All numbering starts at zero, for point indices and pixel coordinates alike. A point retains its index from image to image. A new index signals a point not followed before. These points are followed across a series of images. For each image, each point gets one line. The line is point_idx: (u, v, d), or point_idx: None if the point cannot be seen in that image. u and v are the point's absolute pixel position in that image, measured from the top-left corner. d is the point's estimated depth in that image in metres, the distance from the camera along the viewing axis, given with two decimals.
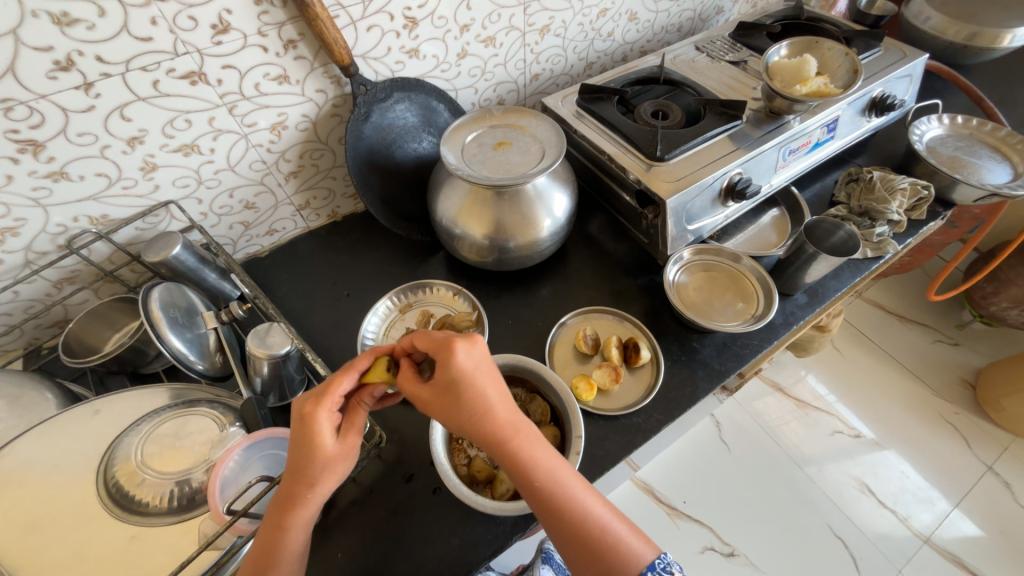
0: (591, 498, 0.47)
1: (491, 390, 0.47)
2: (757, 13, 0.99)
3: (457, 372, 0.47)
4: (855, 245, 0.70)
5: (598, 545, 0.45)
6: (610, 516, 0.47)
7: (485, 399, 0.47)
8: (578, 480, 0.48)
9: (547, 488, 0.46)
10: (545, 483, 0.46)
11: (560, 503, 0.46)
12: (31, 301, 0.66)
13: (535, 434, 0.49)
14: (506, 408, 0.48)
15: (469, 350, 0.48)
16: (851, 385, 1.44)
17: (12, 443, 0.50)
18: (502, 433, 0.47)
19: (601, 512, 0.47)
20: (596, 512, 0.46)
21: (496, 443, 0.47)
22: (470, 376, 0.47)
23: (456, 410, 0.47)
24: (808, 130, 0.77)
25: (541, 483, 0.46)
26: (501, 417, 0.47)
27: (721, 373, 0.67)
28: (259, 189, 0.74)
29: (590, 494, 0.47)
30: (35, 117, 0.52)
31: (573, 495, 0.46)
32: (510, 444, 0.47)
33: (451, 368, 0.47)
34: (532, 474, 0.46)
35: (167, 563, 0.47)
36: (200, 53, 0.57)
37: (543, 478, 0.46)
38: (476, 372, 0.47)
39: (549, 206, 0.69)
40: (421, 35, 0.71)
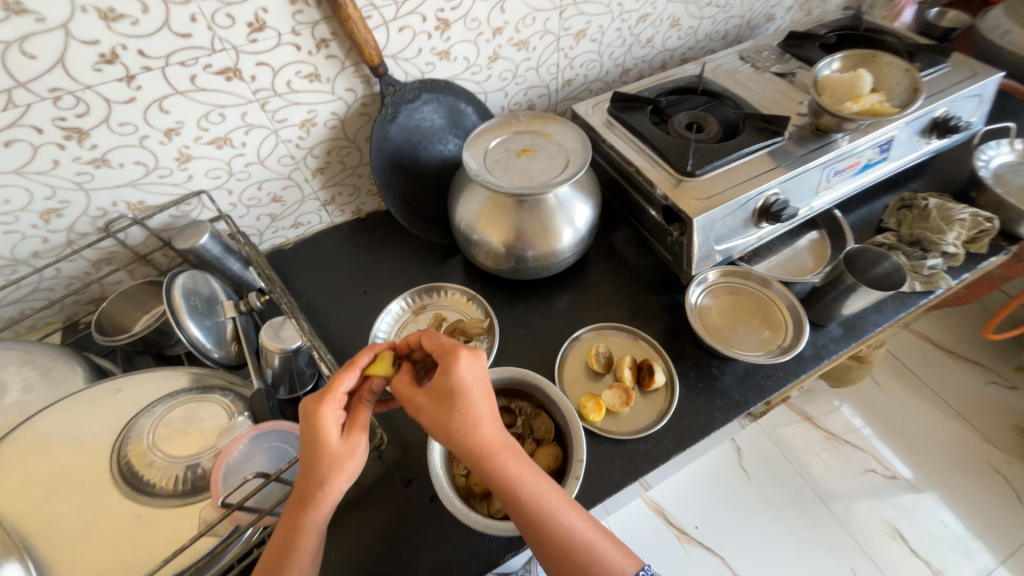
0: (575, 515, 0.46)
1: (483, 401, 0.48)
2: (811, 22, 0.93)
3: (455, 380, 0.47)
4: (902, 279, 0.64)
5: (585, 565, 0.44)
6: (597, 534, 0.46)
7: (476, 409, 0.47)
8: (561, 496, 0.47)
9: (529, 505, 0.45)
10: (529, 499, 0.46)
11: (546, 521, 0.45)
12: (72, 278, 0.70)
13: (521, 451, 0.48)
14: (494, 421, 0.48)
15: (471, 360, 0.49)
16: (890, 422, 1.34)
17: (38, 415, 0.53)
18: (488, 446, 0.47)
19: (585, 529, 0.46)
20: (581, 530, 0.46)
21: (479, 459, 0.46)
22: (466, 385, 0.48)
23: (445, 419, 0.47)
24: (857, 150, 0.71)
25: (525, 499, 0.46)
26: (487, 430, 0.47)
27: (741, 404, 0.64)
28: (287, 183, 0.76)
29: (574, 512, 0.47)
30: (81, 107, 0.55)
31: (556, 512, 0.46)
32: (495, 460, 0.46)
33: (450, 375, 0.48)
34: (516, 492, 0.45)
35: (168, 545, 0.48)
36: (235, 50, 0.58)
37: (527, 494, 0.46)
38: (473, 380, 0.48)
39: (570, 216, 0.67)
40: (453, 38, 0.71)
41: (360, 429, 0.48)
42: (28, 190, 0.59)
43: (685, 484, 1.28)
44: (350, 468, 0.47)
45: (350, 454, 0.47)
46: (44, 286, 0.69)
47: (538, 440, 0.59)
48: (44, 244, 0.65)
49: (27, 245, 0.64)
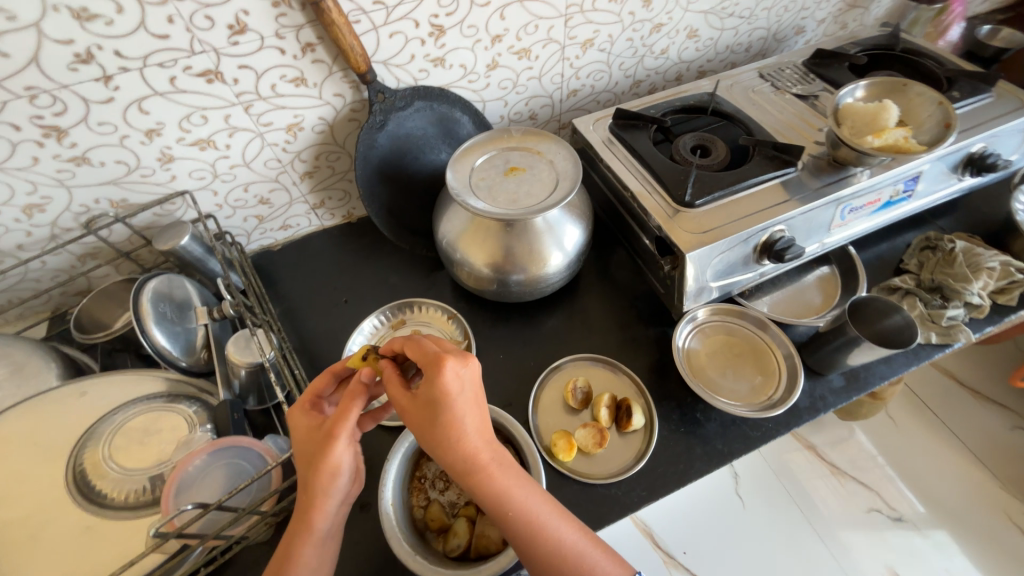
0: (566, 527, 0.44)
1: (470, 411, 0.45)
2: (843, 39, 0.86)
3: (439, 391, 0.44)
4: (911, 336, 0.57)
5: None
6: (589, 545, 0.44)
7: (461, 422, 0.44)
8: (550, 508, 0.45)
9: (517, 519, 0.43)
10: (516, 513, 0.43)
11: (534, 535, 0.43)
12: (58, 271, 0.70)
13: (509, 462, 0.46)
14: (483, 432, 0.46)
15: (457, 369, 0.45)
16: (901, 460, 1.27)
17: (2, 414, 0.54)
18: (472, 460, 0.44)
19: (577, 541, 0.44)
20: (572, 540, 0.44)
21: (463, 473, 0.44)
22: (450, 397, 0.44)
23: (430, 431, 0.45)
24: (876, 187, 0.65)
25: (513, 513, 0.43)
26: (473, 443, 0.44)
27: (723, 455, 0.60)
28: (274, 186, 0.74)
29: (564, 522, 0.44)
30: (58, 105, 0.54)
31: (545, 524, 0.44)
32: (480, 474, 0.44)
33: (434, 385, 0.45)
34: (502, 506, 0.43)
35: (113, 561, 0.48)
36: (217, 52, 0.56)
37: (515, 509, 0.44)
38: (460, 391, 0.45)
39: (559, 239, 0.64)
40: (448, 44, 0.67)
41: (342, 431, 0.44)
42: (8, 185, 0.58)
43: (677, 507, 1.22)
44: (340, 468, 0.44)
45: (339, 457, 0.44)
46: (31, 277, 0.69)
47: None
48: (28, 237, 0.64)
49: (11, 238, 0.63)
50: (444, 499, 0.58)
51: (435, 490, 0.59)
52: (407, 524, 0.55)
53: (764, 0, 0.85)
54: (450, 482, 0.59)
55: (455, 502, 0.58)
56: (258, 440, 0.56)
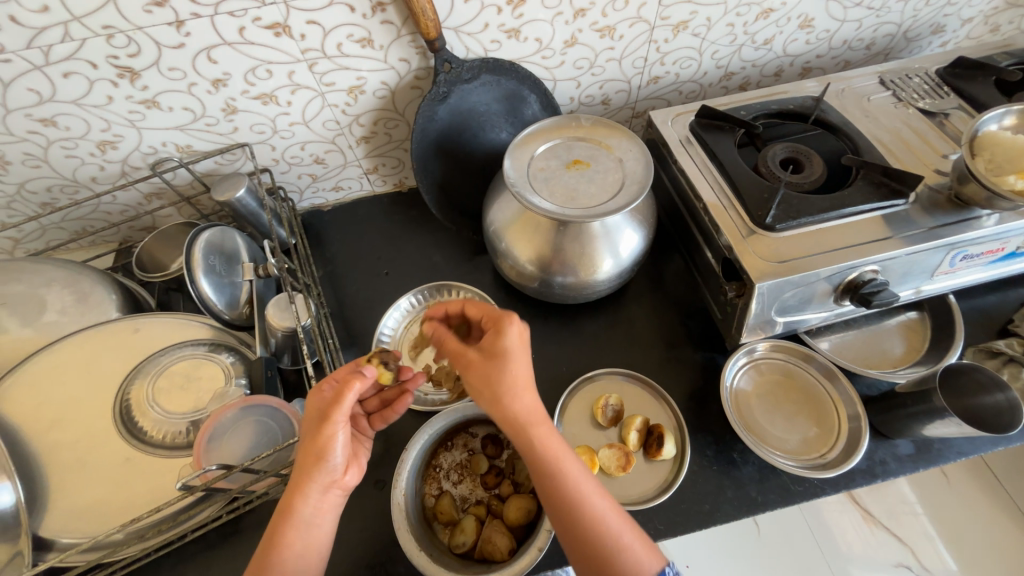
0: (602, 498, 0.43)
1: (524, 373, 0.45)
2: (992, 47, 0.72)
3: (506, 347, 0.45)
4: (1013, 423, 0.50)
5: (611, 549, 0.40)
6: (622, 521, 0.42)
7: (517, 381, 0.44)
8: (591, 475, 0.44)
9: (560, 480, 0.42)
10: (561, 475, 0.42)
11: (575, 501, 0.42)
12: (126, 206, 0.73)
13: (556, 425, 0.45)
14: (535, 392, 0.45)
15: (519, 332, 0.46)
16: (949, 521, 1.12)
17: (66, 339, 0.58)
18: (522, 416, 0.44)
19: (612, 514, 0.42)
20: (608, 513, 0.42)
21: (518, 424, 0.43)
22: (513, 355, 0.45)
23: (487, 385, 0.44)
24: (1003, 235, 0.55)
25: (564, 472, 0.42)
26: (526, 400, 0.44)
27: (756, 504, 0.55)
28: (330, 147, 0.73)
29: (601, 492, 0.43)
30: (132, 47, 0.54)
31: (584, 490, 0.42)
32: (531, 431, 0.43)
33: (499, 343, 0.45)
34: (548, 466, 0.43)
35: (147, 495, 0.51)
36: (286, 5, 0.54)
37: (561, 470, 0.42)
38: (518, 353, 0.45)
39: (614, 244, 0.59)
40: (526, 15, 0.62)
41: (337, 415, 0.43)
42: (85, 120, 0.60)
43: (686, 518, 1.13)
44: (327, 451, 0.43)
45: (329, 438, 0.43)
46: (103, 209, 0.73)
47: (517, 484, 0.58)
48: (101, 171, 0.67)
49: (86, 171, 0.66)
50: (456, 492, 0.58)
51: (448, 482, 0.59)
52: (417, 511, 0.55)
53: None
54: (465, 476, 0.59)
55: (466, 498, 0.58)
56: (285, 402, 0.57)
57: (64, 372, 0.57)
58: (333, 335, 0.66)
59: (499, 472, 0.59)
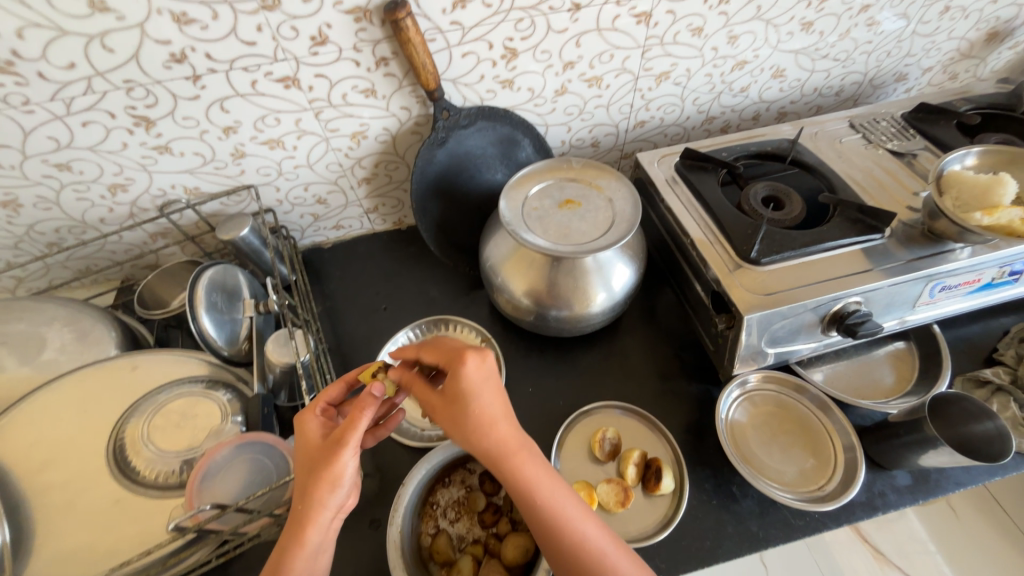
0: (589, 521, 0.43)
1: (495, 403, 0.45)
2: (951, 93, 0.78)
3: (465, 385, 0.44)
4: (1005, 451, 0.50)
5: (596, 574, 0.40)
6: (610, 540, 0.42)
7: (488, 413, 0.44)
8: (572, 497, 0.43)
9: (540, 510, 0.42)
10: (540, 502, 0.42)
11: (557, 527, 0.42)
12: (132, 245, 0.75)
13: (537, 454, 0.45)
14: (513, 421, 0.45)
15: (480, 362, 0.45)
16: (962, 557, 1.08)
17: (63, 377, 0.58)
18: (494, 452, 0.43)
19: (597, 534, 0.42)
20: (591, 534, 0.42)
21: (493, 458, 0.43)
22: (476, 390, 0.44)
23: (459, 424, 0.44)
24: (977, 267, 0.58)
25: (540, 504, 0.42)
26: (503, 431, 0.44)
27: (758, 539, 0.54)
28: (332, 188, 0.76)
29: (585, 516, 0.43)
30: (150, 98, 0.57)
31: (566, 515, 0.42)
32: (509, 462, 0.43)
33: (460, 381, 0.44)
34: (526, 495, 0.42)
35: (136, 538, 0.50)
36: (297, 60, 0.58)
37: (540, 496, 0.42)
38: (484, 386, 0.45)
39: (606, 278, 0.61)
40: (519, 68, 0.66)
41: (354, 439, 0.43)
42: (99, 165, 0.63)
43: None
44: (342, 477, 0.42)
45: (343, 464, 0.42)
46: (109, 248, 0.74)
47: (515, 523, 0.57)
48: (110, 212, 0.69)
49: (95, 212, 0.68)
50: (453, 531, 0.57)
51: (445, 520, 0.58)
52: (413, 551, 0.54)
53: (865, 44, 0.78)
54: (462, 514, 0.58)
55: (463, 537, 0.57)
56: (282, 439, 0.57)
57: (59, 411, 0.57)
58: (330, 371, 0.67)
59: (497, 509, 0.58)
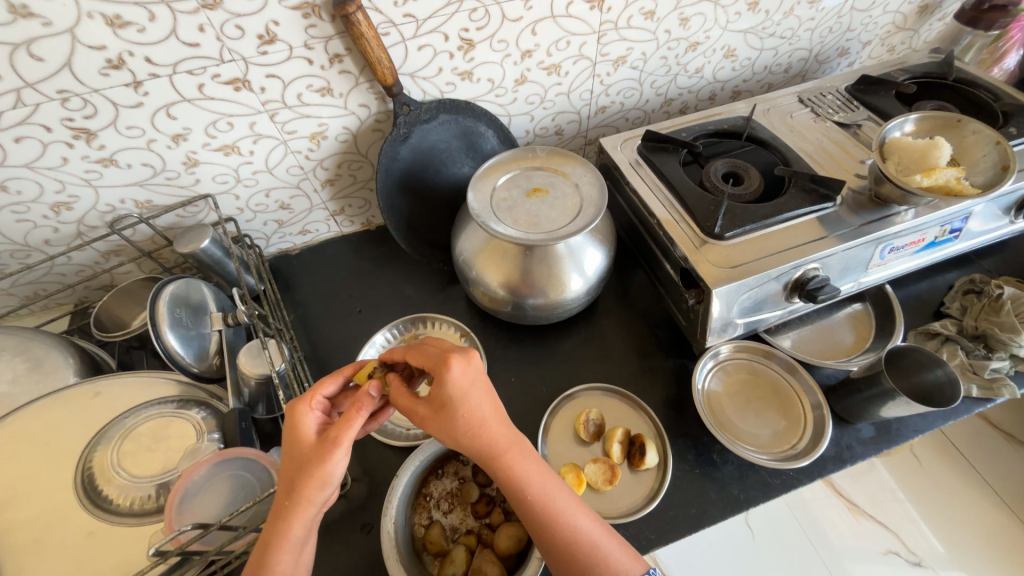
0: (580, 513, 0.44)
1: (484, 405, 0.45)
2: (890, 64, 0.82)
3: (451, 391, 0.44)
4: (954, 395, 0.54)
5: (589, 566, 0.41)
6: (600, 531, 0.43)
7: (478, 414, 0.45)
8: (565, 490, 0.45)
9: (535, 502, 0.44)
10: (535, 495, 0.44)
11: (549, 519, 0.43)
12: (82, 266, 0.71)
13: (529, 450, 0.46)
14: (504, 419, 0.46)
15: (464, 366, 0.45)
16: (926, 501, 1.16)
17: (17, 411, 0.55)
18: (486, 451, 0.45)
19: (588, 526, 0.43)
20: (582, 526, 0.43)
21: (487, 458, 0.45)
22: (464, 394, 0.44)
23: (450, 428, 0.45)
24: (921, 227, 0.62)
25: (531, 499, 0.44)
26: (493, 430, 0.45)
27: (739, 502, 0.57)
28: (295, 193, 0.74)
29: (577, 508, 0.44)
30: (88, 108, 0.54)
31: (559, 508, 0.44)
32: (503, 458, 0.45)
33: (445, 386, 0.44)
34: (518, 490, 0.44)
35: (115, 569, 0.48)
36: (245, 61, 0.56)
37: (534, 489, 0.44)
38: (473, 388, 0.45)
39: (579, 263, 0.61)
40: (477, 58, 0.66)
41: (348, 439, 0.42)
42: (38, 183, 0.59)
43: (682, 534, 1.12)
44: (332, 477, 0.41)
45: (335, 461, 0.41)
46: (57, 271, 0.70)
47: (508, 513, 0.57)
48: (55, 233, 0.65)
49: (38, 233, 0.64)
50: (447, 522, 0.58)
51: (438, 511, 0.58)
52: (407, 543, 0.54)
53: (808, 21, 0.81)
54: (455, 505, 0.59)
55: (457, 527, 0.58)
56: (263, 452, 0.55)
57: (17, 447, 0.53)
58: (308, 378, 0.65)
59: (490, 500, 0.58)
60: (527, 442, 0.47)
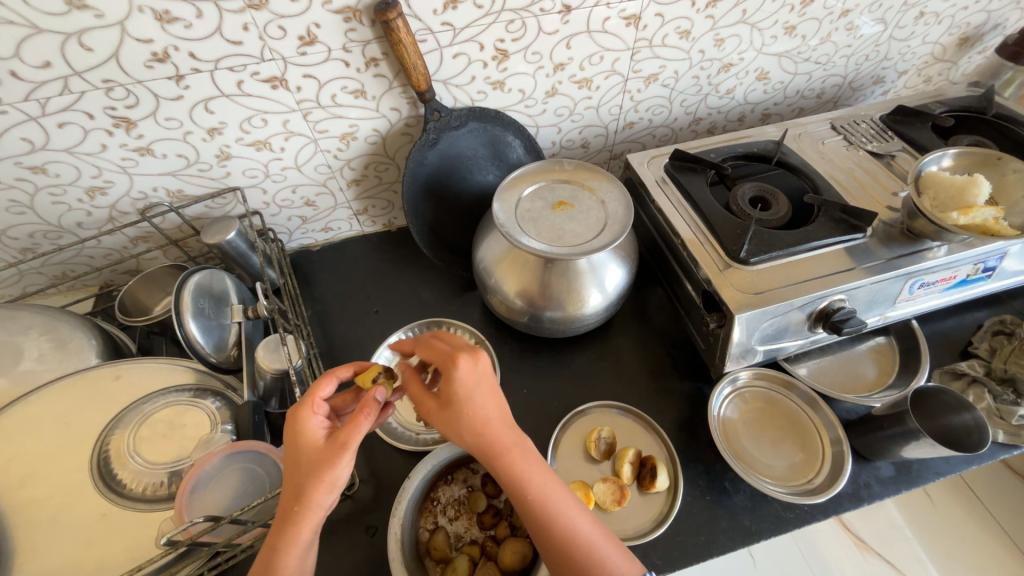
0: (580, 515, 0.44)
1: (489, 403, 0.45)
2: (927, 95, 0.81)
3: (456, 390, 0.44)
4: (982, 441, 0.53)
5: (588, 568, 0.41)
6: (600, 535, 0.44)
7: (484, 412, 0.45)
8: (563, 493, 0.45)
9: (534, 501, 0.44)
10: (533, 494, 0.44)
11: (547, 517, 0.43)
12: (111, 250, 0.72)
13: (531, 449, 0.46)
14: (506, 417, 0.46)
15: (472, 365, 0.45)
16: (938, 544, 1.12)
17: (40, 390, 0.56)
18: (488, 449, 0.45)
19: (587, 529, 0.44)
20: (583, 527, 0.44)
21: (489, 457, 0.45)
22: (470, 393, 0.44)
23: (453, 426, 0.45)
24: (953, 264, 0.60)
25: (530, 498, 0.44)
26: (495, 429, 0.45)
27: (750, 533, 0.56)
28: (321, 190, 0.75)
29: (576, 510, 0.45)
30: (131, 98, 0.55)
31: (558, 508, 0.44)
32: (503, 458, 0.45)
33: (452, 383, 0.44)
34: (517, 490, 0.44)
35: (123, 553, 0.49)
36: (284, 61, 0.57)
37: (532, 489, 0.44)
38: (478, 386, 0.45)
39: (600, 279, 0.61)
40: (510, 69, 0.66)
41: (354, 444, 0.42)
42: (76, 168, 0.60)
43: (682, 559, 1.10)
44: (340, 481, 0.41)
45: (342, 468, 0.41)
46: (86, 253, 0.72)
47: (514, 527, 0.56)
48: (88, 216, 0.67)
49: (72, 216, 0.66)
50: (451, 530, 0.58)
51: (444, 517, 0.58)
52: (411, 546, 0.54)
53: (845, 48, 0.80)
54: (461, 513, 0.58)
55: (461, 536, 0.57)
56: (274, 447, 0.55)
57: (38, 425, 0.54)
58: (322, 375, 0.66)
59: (497, 512, 0.57)
60: (530, 443, 0.47)
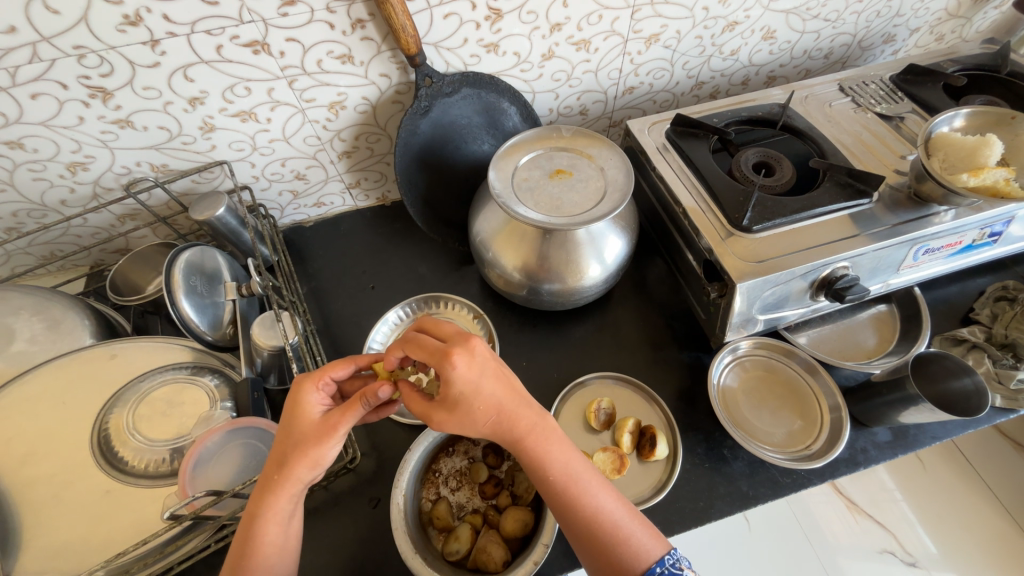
0: (602, 491, 0.45)
1: (497, 389, 0.44)
2: (939, 53, 0.77)
3: (460, 388, 0.43)
4: (981, 406, 0.53)
5: (609, 546, 0.42)
6: (623, 512, 0.44)
7: (493, 401, 0.44)
8: (588, 470, 0.45)
9: (556, 481, 0.44)
10: (557, 475, 0.44)
11: (569, 496, 0.44)
12: (98, 229, 0.70)
13: (553, 429, 0.46)
14: (520, 397, 0.46)
15: (469, 360, 0.43)
16: (926, 504, 1.16)
17: (32, 370, 0.56)
18: (512, 433, 0.45)
19: (611, 506, 0.44)
20: (605, 504, 0.44)
21: (511, 441, 0.45)
22: (474, 388, 0.43)
23: (465, 422, 0.44)
24: (960, 228, 0.59)
25: (552, 477, 0.44)
26: (514, 414, 0.44)
27: (747, 498, 0.56)
28: (311, 163, 0.72)
29: (599, 486, 0.45)
30: (105, 66, 0.52)
31: (580, 486, 0.44)
32: (525, 443, 0.45)
33: (453, 383, 0.42)
34: (541, 469, 0.44)
35: (131, 529, 0.50)
36: (265, 22, 0.54)
37: (558, 471, 0.44)
38: (481, 378, 0.44)
39: (600, 250, 0.60)
40: (504, 30, 0.63)
41: (344, 426, 0.42)
42: (55, 142, 0.58)
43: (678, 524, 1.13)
44: (325, 460, 0.42)
45: (329, 447, 0.42)
46: (74, 233, 0.70)
47: (515, 496, 0.57)
48: (71, 193, 0.65)
49: (55, 194, 0.64)
50: (453, 499, 0.58)
51: (446, 488, 0.59)
52: (414, 515, 0.55)
53: (856, 3, 0.76)
54: (463, 483, 0.59)
55: (463, 506, 0.58)
56: (275, 422, 0.56)
57: (34, 406, 0.54)
58: (321, 352, 0.65)
59: (498, 482, 0.58)
60: (552, 422, 0.46)
